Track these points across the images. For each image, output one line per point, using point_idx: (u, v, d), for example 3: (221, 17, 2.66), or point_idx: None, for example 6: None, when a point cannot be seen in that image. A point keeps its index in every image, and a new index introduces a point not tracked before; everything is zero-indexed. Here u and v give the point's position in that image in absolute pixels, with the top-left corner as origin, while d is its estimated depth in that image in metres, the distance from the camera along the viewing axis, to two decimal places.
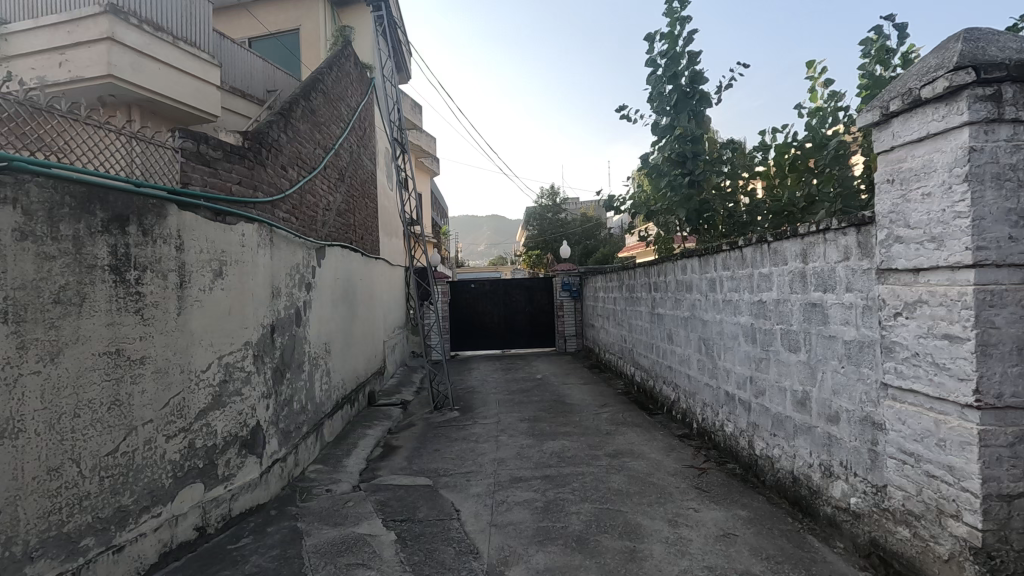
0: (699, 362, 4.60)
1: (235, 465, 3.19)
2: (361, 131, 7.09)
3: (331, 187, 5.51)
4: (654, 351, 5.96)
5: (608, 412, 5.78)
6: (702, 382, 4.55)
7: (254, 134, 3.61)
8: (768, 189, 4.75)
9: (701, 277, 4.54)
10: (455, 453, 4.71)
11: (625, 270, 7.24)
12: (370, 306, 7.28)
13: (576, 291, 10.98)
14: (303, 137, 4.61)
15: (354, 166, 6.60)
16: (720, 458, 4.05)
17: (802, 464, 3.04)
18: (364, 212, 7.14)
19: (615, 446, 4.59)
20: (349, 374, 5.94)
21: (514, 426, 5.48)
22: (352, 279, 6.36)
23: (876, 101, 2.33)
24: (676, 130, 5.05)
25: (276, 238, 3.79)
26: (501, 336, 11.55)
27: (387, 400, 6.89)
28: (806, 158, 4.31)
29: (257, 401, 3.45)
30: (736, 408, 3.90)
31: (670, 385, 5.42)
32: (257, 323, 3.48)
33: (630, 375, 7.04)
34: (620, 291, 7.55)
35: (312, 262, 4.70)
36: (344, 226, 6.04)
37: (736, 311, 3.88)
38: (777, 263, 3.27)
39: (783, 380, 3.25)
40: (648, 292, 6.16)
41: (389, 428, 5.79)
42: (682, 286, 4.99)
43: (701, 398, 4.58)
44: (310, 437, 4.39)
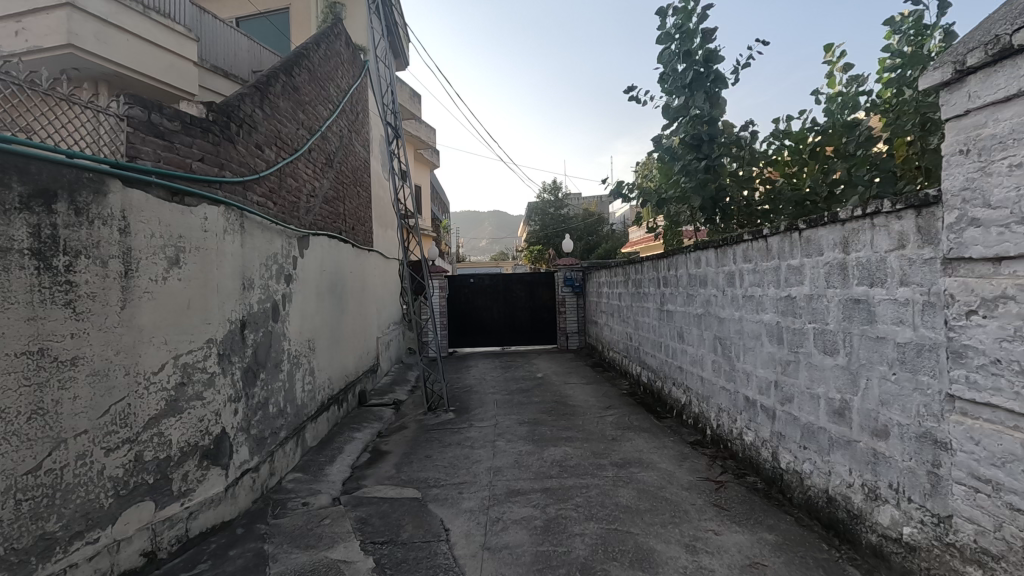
0: (715, 363, 4.22)
1: (194, 479, 2.82)
2: (353, 115, 6.69)
3: (317, 172, 5.11)
4: (663, 350, 5.58)
5: (613, 415, 5.42)
6: (717, 385, 4.17)
7: (221, 106, 3.21)
8: (786, 178, 4.37)
9: (717, 271, 4.15)
10: (447, 461, 4.35)
11: (631, 264, 6.84)
12: (362, 301, 6.90)
13: (581, 287, 10.60)
14: (284, 115, 4.22)
15: (344, 152, 6.21)
16: (738, 470, 3.67)
17: (839, 483, 2.66)
18: (355, 201, 6.75)
19: (621, 454, 4.21)
20: (336, 373, 5.57)
21: (512, 430, 5.11)
22: (342, 273, 5.98)
23: (948, 56, 1.94)
24: (690, 112, 4.66)
25: (248, 224, 3.40)
26: (500, 333, 11.18)
27: (379, 400, 6.52)
28: (828, 145, 3.94)
29: (223, 406, 3.07)
30: (758, 416, 3.52)
31: (680, 387, 5.04)
32: (223, 318, 3.10)
33: (635, 375, 6.67)
34: (626, 286, 7.15)
35: (294, 252, 4.32)
36: (332, 215, 5.65)
37: (759, 308, 3.49)
38: (811, 253, 2.88)
39: (816, 387, 2.86)
40: (656, 287, 5.77)
41: (379, 431, 5.41)
42: (696, 281, 4.60)
43: (716, 403, 4.21)
44: (289, 443, 4.03)
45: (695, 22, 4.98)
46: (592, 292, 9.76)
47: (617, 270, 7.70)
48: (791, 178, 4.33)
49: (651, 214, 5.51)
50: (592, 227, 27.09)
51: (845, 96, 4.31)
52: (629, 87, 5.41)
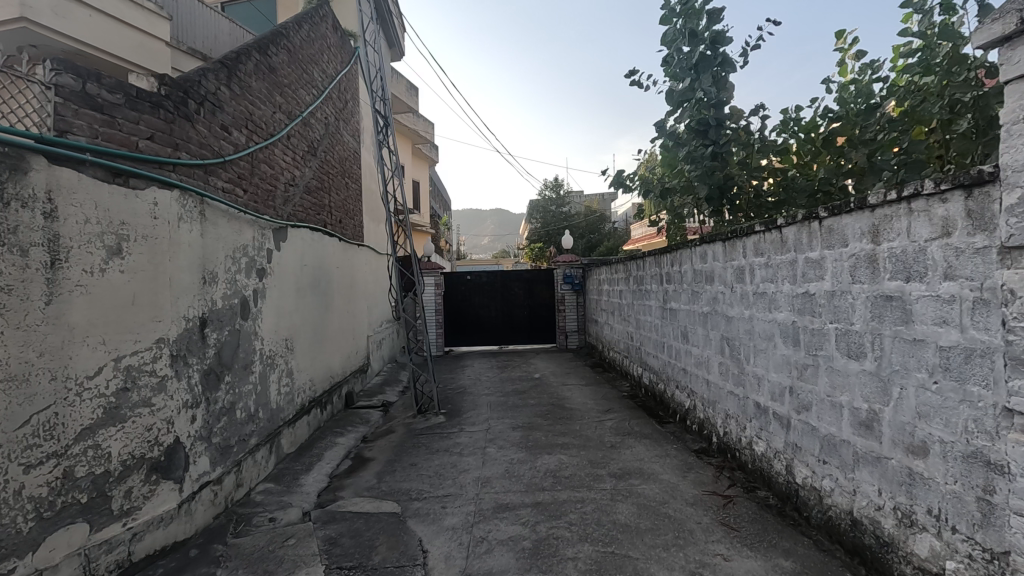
0: (722, 366, 3.90)
1: (141, 496, 2.52)
2: (340, 103, 6.37)
3: (297, 159, 4.80)
4: (665, 351, 5.27)
5: (612, 419, 5.11)
6: (724, 390, 3.86)
7: (177, 81, 2.89)
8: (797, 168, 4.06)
9: (725, 266, 3.83)
10: (434, 469, 4.05)
11: (632, 260, 6.52)
12: (351, 298, 6.60)
13: (581, 284, 10.28)
14: (258, 97, 3.91)
15: (330, 141, 5.89)
16: (748, 483, 3.36)
17: (866, 505, 2.35)
18: (343, 193, 6.44)
19: (620, 463, 3.91)
20: (319, 374, 5.26)
21: (505, 436, 4.80)
22: (327, 268, 5.68)
23: (1012, 4, 1.62)
24: (696, 96, 4.30)
25: (208, 212, 3.09)
26: (497, 331, 10.87)
27: (367, 402, 6.22)
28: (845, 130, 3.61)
29: (178, 413, 2.77)
30: (770, 425, 3.21)
31: (684, 391, 4.73)
32: (178, 315, 2.79)
33: (636, 376, 6.36)
34: (627, 284, 6.82)
35: (268, 244, 4.01)
36: (316, 206, 5.34)
37: (772, 306, 3.17)
38: (833, 244, 2.56)
39: (838, 394, 2.55)
40: (659, 284, 5.45)
41: (364, 436, 5.11)
42: (701, 277, 4.28)
43: (723, 409, 3.89)
44: (261, 451, 3.73)
45: (702, 0, 4.64)
46: (592, 289, 9.45)
47: (618, 267, 7.38)
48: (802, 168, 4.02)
49: (654, 207, 5.19)
50: (594, 224, 26.75)
51: (859, 81, 4.00)
52: (630, 71, 5.08)
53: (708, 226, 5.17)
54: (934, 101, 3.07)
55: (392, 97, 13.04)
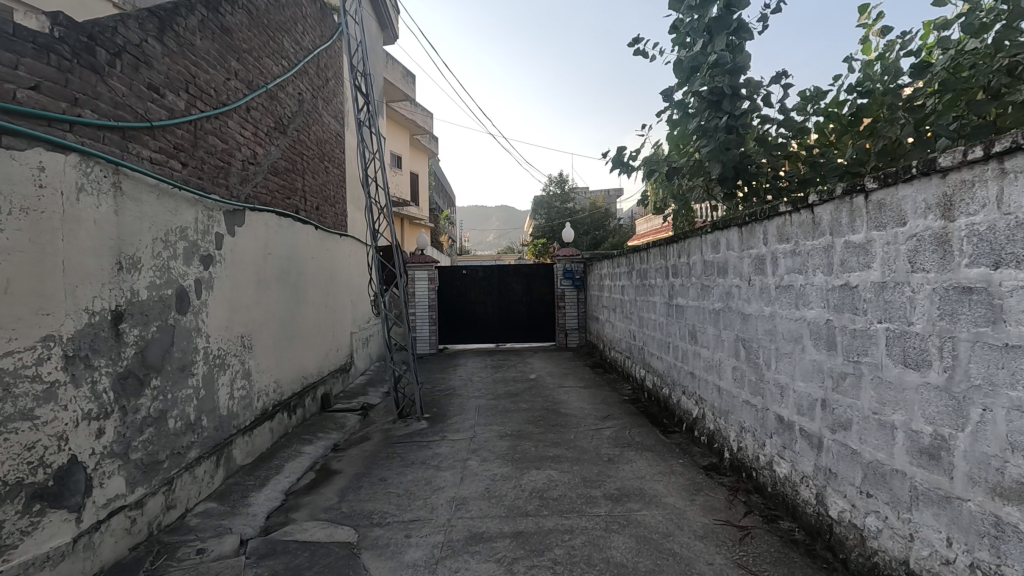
0: (736, 371, 3.38)
1: (17, 531, 2.01)
2: (318, 79, 5.85)
3: (261, 136, 4.29)
4: (671, 353, 4.75)
5: (610, 428, 4.60)
6: (739, 399, 3.34)
7: (81, 23, 2.38)
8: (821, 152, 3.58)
9: (741, 256, 3.30)
10: (405, 485, 3.56)
11: (635, 252, 6.00)
12: (330, 293, 6.12)
13: (581, 279, 9.77)
14: (205, 58, 3.41)
15: (305, 120, 5.38)
16: (767, 511, 2.85)
17: (929, 556, 1.83)
18: (320, 177, 5.92)
19: (618, 482, 3.40)
20: (287, 374, 4.75)
21: (490, 446, 4.29)
22: (300, 260, 5.19)
23: None
24: (709, 61, 3.74)
25: (125, 184, 2.59)
26: (494, 328, 10.37)
27: (345, 405, 5.72)
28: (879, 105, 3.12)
29: (77, 426, 2.28)
30: (796, 443, 2.69)
31: (692, 398, 4.22)
32: (77, 307, 2.29)
33: (639, 379, 5.85)
34: (630, 279, 6.30)
35: (217, 227, 3.50)
36: (285, 189, 4.82)
37: (800, 302, 2.65)
38: (885, 222, 2.03)
39: (889, 412, 2.02)
40: (664, 278, 4.94)
41: (336, 443, 4.62)
42: (712, 270, 3.76)
43: (737, 421, 3.37)
44: (204, 465, 3.24)
45: None
46: (593, 285, 8.94)
47: (620, 260, 6.86)
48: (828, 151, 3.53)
49: (660, 192, 4.65)
50: (598, 219, 26.18)
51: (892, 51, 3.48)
52: (635, 39, 4.52)
53: (719, 213, 4.62)
54: (988, 64, 2.62)
55: (388, 85, 12.54)
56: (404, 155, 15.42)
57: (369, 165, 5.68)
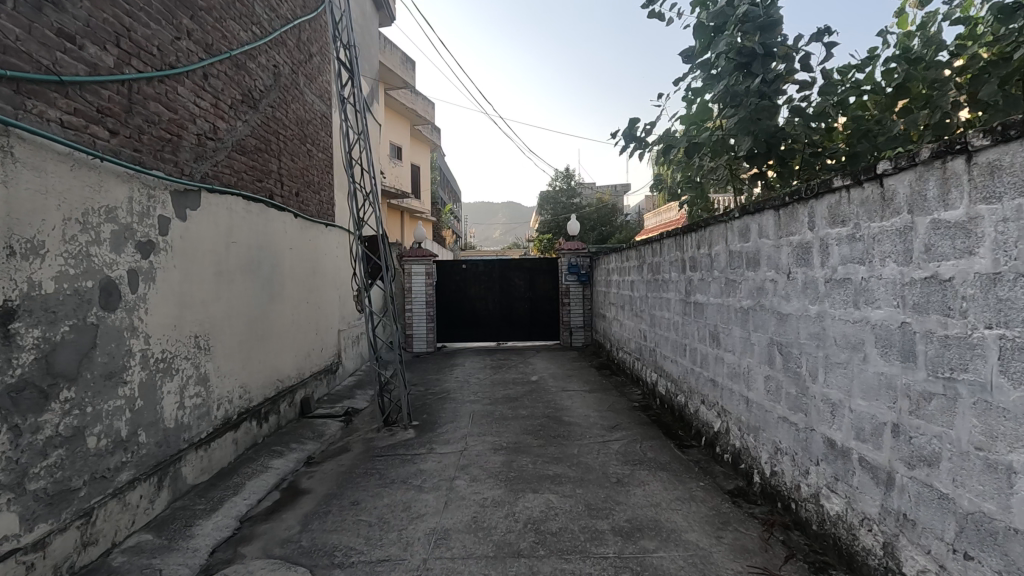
0: (772, 381, 2.85)
1: None
2: (299, 53, 5.32)
3: (225, 107, 3.79)
4: (688, 356, 4.22)
5: (619, 441, 4.07)
6: (774, 415, 2.81)
7: None
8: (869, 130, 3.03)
9: (778, 245, 2.76)
10: (380, 511, 3.05)
11: (647, 244, 5.46)
12: (313, 288, 5.62)
13: (587, 274, 9.23)
14: (145, 10, 2.90)
15: (282, 95, 4.87)
16: (814, 556, 2.33)
17: None
18: (300, 161, 5.38)
19: (629, 511, 2.88)
20: (256, 378, 4.24)
21: (482, 462, 3.77)
22: (275, 251, 4.69)
23: None
24: (740, 16, 3.16)
25: (17, 149, 2.08)
26: (496, 326, 9.86)
27: (327, 410, 5.22)
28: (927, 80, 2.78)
29: None
30: (855, 475, 2.16)
31: (714, 409, 3.69)
32: None
33: (650, 383, 5.32)
34: (640, 273, 5.76)
35: (160, 209, 2.99)
36: (255, 170, 4.30)
37: (860, 299, 2.11)
38: (1001, 191, 1.50)
39: (1005, 450, 1.50)
40: (680, 273, 4.40)
41: (311, 456, 4.13)
42: (740, 262, 3.22)
43: (771, 441, 2.84)
44: (140, 488, 2.75)
45: None
46: (600, 280, 8.40)
47: (629, 254, 6.32)
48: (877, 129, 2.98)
49: (677, 174, 4.10)
50: (604, 214, 25.58)
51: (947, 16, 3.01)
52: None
53: (743, 198, 4.06)
54: None
55: (386, 71, 12.00)
56: (404, 146, 14.89)
57: (353, 146, 5.16)
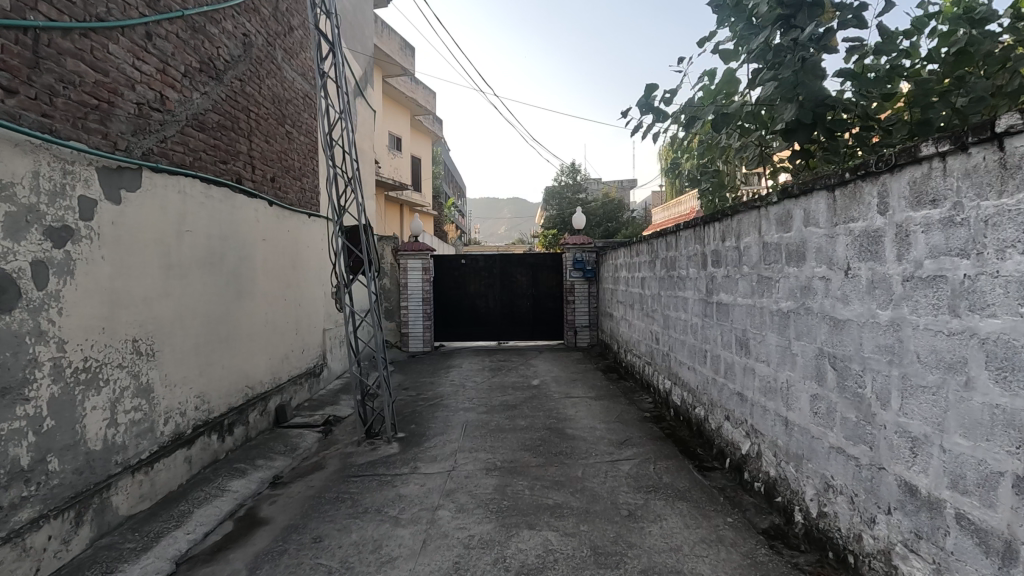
0: (821, 402, 2.33)
1: None
2: (274, 22, 4.78)
3: (176, 75, 3.28)
4: (709, 364, 3.69)
5: (629, 462, 3.56)
6: (825, 444, 2.29)
7: None
8: (939, 94, 2.48)
9: (832, 234, 2.23)
10: (345, 552, 2.56)
11: (661, 237, 4.93)
12: (292, 284, 5.12)
13: (593, 271, 8.70)
14: None
15: (253, 68, 4.34)
16: None
17: None
18: (276, 142, 4.85)
19: (645, 558, 2.37)
20: (218, 386, 3.73)
21: (471, 486, 3.26)
22: (244, 243, 4.18)
23: None
24: None
25: None
26: (496, 324, 9.35)
27: (306, 419, 4.73)
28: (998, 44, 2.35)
29: None
30: (950, 537, 1.63)
31: (741, 427, 3.17)
32: None
33: (663, 391, 4.80)
34: (652, 269, 5.23)
35: (81, 188, 2.49)
36: (218, 150, 3.78)
37: (960, 304, 1.59)
38: None
39: None
40: (700, 269, 3.86)
41: (279, 474, 3.64)
42: (779, 256, 2.69)
43: (819, 474, 2.33)
44: (49, 528, 2.26)
45: None
46: (607, 277, 7.86)
47: (640, 248, 5.79)
48: (948, 95, 2.44)
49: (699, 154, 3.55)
50: (611, 209, 24.98)
51: None
52: None
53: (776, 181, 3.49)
54: None
55: (382, 56, 11.47)
56: (403, 137, 14.37)
57: (334, 126, 4.65)
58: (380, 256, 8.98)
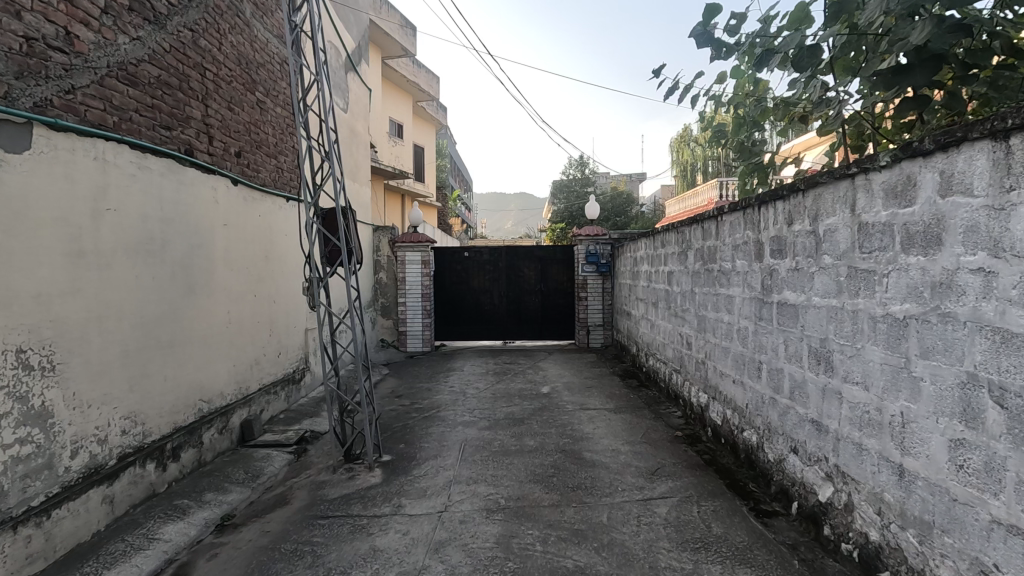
0: (974, 452, 1.59)
1: None
2: None
3: (91, 9, 2.56)
4: (766, 379, 2.96)
5: (666, 504, 2.84)
6: (982, 516, 1.56)
7: None
8: None
9: (1001, 205, 1.49)
10: None
11: (696, 225, 4.18)
12: (264, 278, 4.42)
13: (608, 265, 7.96)
14: None
15: (210, 17, 3.61)
16: None
17: None
18: (243, 111, 4.12)
19: None
20: (158, 402, 3.03)
21: (467, 536, 2.55)
22: (197, 228, 3.47)
23: None
24: None
25: None
26: (502, 323, 8.64)
27: (277, 436, 4.03)
28: None
29: None
30: None
31: (818, 466, 2.44)
32: None
33: (698, 406, 4.07)
34: (684, 263, 4.49)
35: None
36: (158, 111, 3.07)
37: None
38: None
39: None
40: (753, 261, 3.12)
41: (231, 513, 2.95)
42: (888, 241, 1.95)
43: (969, 558, 1.60)
44: None
45: None
46: (624, 271, 7.13)
47: (667, 238, 5.04)
48: None
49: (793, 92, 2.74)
50: (621, 202, 24.16)
51: None
52: None
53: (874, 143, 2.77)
54: None
55: (379, 35, 10.73)
56: (405, 123, 13.64)
57: (308, 91, 3.92)
58: (376, 248, 8.27)
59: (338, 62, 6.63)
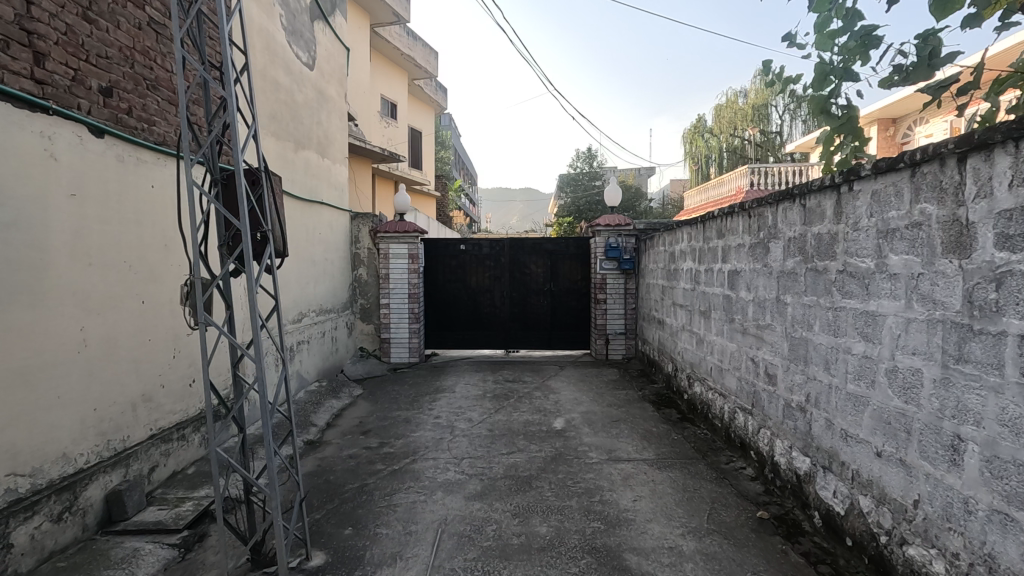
0: None
1: None
2: None
3: None
4: (981, 473, 1.61)
5: None
6: None
7: None
8: None
9: None
10: None
11: (787, 202, 2.83)
12: (162, 278, 3.09)
13: (631, 261, 6.59)
14: None
15: None
16: None
17: None
18: (119, 28, 2.77)
19: None
20: None
21: None
22: (7, 196, 2.14)
23: None
24: None
25: None
26: (505, 329, 7.30)
27: (166, 512, 2.70)
28: None
29: None
30: None
31: None
32: None
33: (793, 473, 2.74)
34: (763, 259, 3.14)
35: None
36: None
37: None
38: None
39: None
40: (940, 256, 1.77)
41: None
42: None
43: None
44: None
45: None
46: (655, 270, 5.77)
47: (729, 225, 3.68)
48: None
49: None
50: (632, 195, 22.83)
51: None
52: None
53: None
54: None
55: None
56: (399, 102, 12.29)
57: None
58: (355, 239, 6.92)
59: (299, 4, 5.29)
